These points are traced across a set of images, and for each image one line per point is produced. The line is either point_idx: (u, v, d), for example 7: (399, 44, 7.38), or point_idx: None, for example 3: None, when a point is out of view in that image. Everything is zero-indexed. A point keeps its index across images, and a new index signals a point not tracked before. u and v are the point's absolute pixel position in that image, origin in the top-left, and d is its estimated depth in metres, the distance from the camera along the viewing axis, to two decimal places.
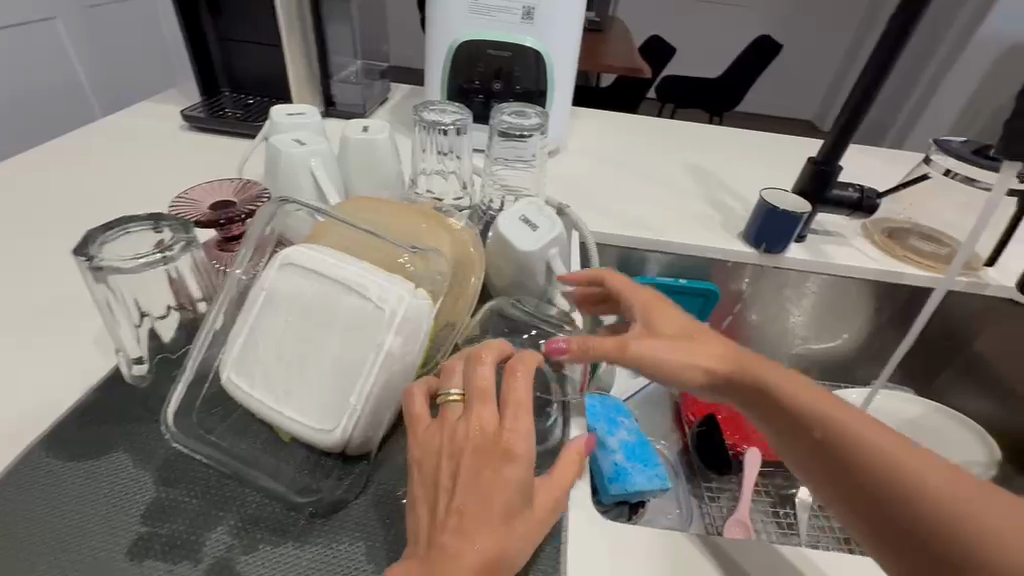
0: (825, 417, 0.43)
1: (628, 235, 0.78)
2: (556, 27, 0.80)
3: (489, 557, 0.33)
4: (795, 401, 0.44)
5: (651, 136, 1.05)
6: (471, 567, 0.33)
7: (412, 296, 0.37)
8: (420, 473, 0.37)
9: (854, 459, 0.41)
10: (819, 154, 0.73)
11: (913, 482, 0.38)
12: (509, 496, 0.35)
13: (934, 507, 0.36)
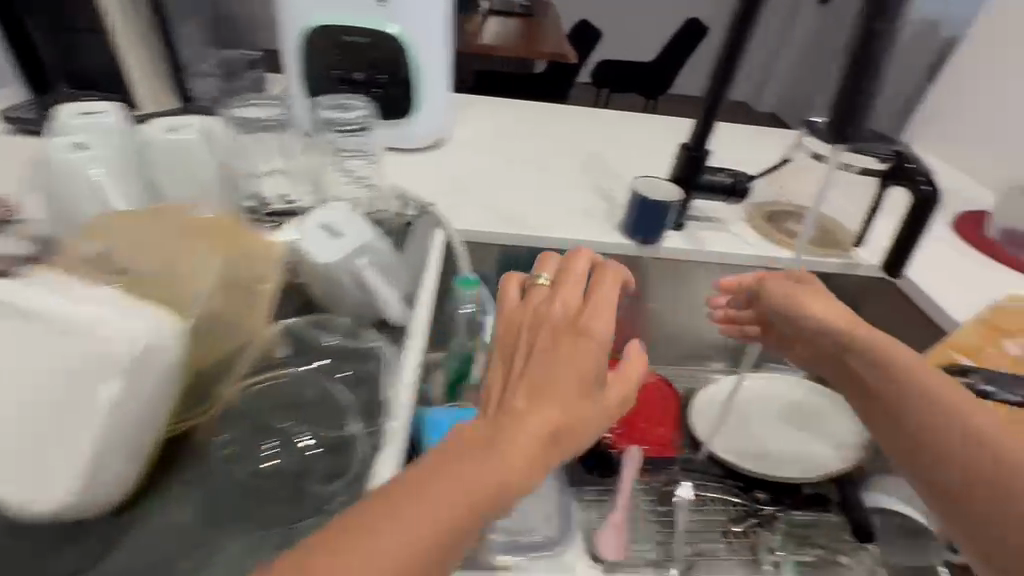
0: (887, 355, 0.53)
1: (502, 233, 0.73)
2: (415, 11, 0.74)
3: (563, 423, 0.33)
4: (858, 339, 0.56)
5: (544, 126, 1.01)
6: (528, 435, 0.32)
7: (123, 333, 0.31)
8: (498, 352, 0.37)
9: (911, 389, 0.51)
10: (689, 140, 0.70)
11: (933, 393, 0.49)
12: (591, 364, 0.35)
13: (963, 428, 0.47)
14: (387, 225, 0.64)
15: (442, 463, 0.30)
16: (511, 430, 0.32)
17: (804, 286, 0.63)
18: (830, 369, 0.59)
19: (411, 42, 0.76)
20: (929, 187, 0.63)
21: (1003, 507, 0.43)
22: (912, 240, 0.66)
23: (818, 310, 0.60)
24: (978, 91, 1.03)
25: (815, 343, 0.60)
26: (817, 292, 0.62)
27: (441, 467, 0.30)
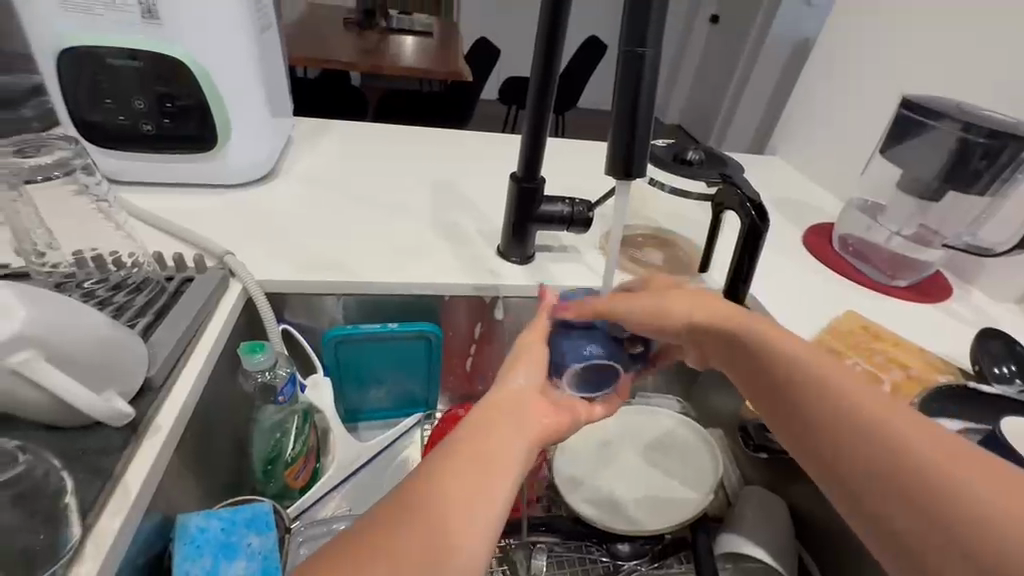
0: (786, 356, 0.45)
1: (317, 281, 0.64)
2: (195, 29, 0.62)
3: (519, 409, 0.41)
4: (779, 358, 0.46)
5: (397, 155, 0.95)
6: (519, 405, 0.42)
7: None
8: (490, 414, 0.40)
9: (821, 402, 0.43)
10: (518, 170, 0.65)
11: (839, 391, 0.42)
12: (524, 391, 0.43)
13: (894, 450, 0.38)
14: (152, 285, 0.52)
15: (481, 416, 0.39)
16: (519, 398, 0.42)
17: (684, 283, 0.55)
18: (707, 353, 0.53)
19: (199, 64, 0.64)
20: (756, 212, 0.62)
21: (889, 488, 0.37)
22: (748, 260, 0.64)
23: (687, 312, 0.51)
24: (818, 108, 1.07)
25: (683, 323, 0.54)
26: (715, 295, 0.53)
27: (483, 420, 0.39)
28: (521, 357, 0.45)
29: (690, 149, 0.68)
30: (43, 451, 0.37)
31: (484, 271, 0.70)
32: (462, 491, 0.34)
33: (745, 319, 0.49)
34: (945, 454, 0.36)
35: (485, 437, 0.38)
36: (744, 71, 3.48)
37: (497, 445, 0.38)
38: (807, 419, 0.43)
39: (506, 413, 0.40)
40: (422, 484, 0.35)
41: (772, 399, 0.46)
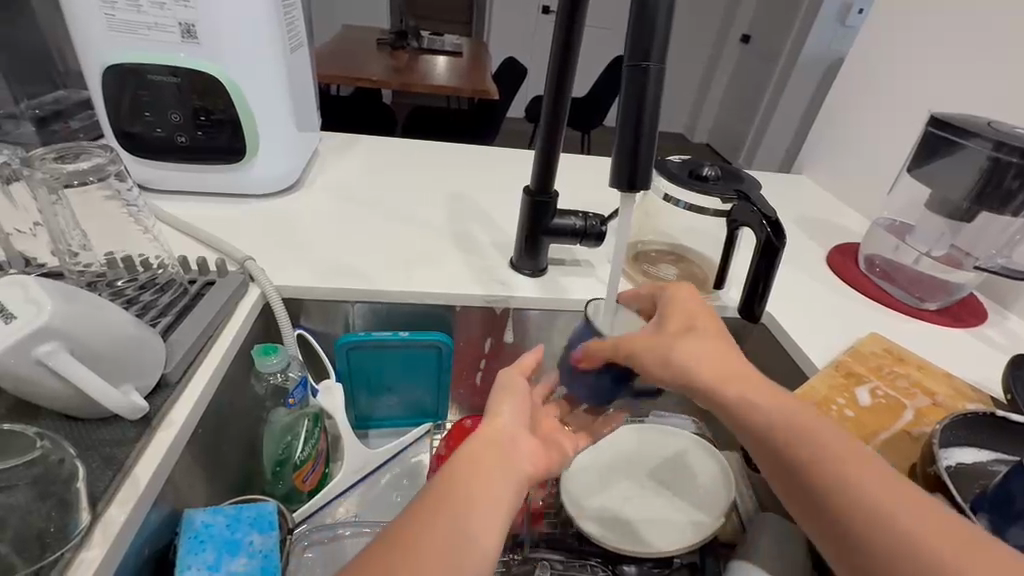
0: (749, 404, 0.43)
1: (330, 287, 0.66)
2: (229, 45, 0.66)
3: (503, 442, 0.41)
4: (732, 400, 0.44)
5: (419, 168, 0.97)
6: (500, 439, 0.41)
7: None
8: (467, 455, 0.39)
9: (824, 480, 0.39)
10: (531, 184, 0.66)
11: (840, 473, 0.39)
12: (506, 426, 0.42)
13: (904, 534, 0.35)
14: (175, 287, 0.55)
15: (469, 453, 0.39)
16: (502, 435, 0.41)
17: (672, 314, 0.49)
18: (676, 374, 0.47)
19: (233, 80, 0.68)
20: (772, 228, 0.61)
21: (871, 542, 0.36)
22: (763, 278, 0.63)
23: (692, 357, 0.46)
24: (843, 127, 1.05)
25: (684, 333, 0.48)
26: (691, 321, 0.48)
27: (470, 459, 0.39)
28: (506, 389, 0.45)
29: (706, 164, 0.67)
30: (60, 436, 0.37)
31: (496, 282, 0.70)
32: (444, 544, 0.34)
33: (729, 368, 0.45)
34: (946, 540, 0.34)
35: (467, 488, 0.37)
36: (774, 91, 3.44)
37: (473, 493, 0.37)
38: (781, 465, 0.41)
39: (484, 456, 0.39)
40: (406, 540, 0.34)
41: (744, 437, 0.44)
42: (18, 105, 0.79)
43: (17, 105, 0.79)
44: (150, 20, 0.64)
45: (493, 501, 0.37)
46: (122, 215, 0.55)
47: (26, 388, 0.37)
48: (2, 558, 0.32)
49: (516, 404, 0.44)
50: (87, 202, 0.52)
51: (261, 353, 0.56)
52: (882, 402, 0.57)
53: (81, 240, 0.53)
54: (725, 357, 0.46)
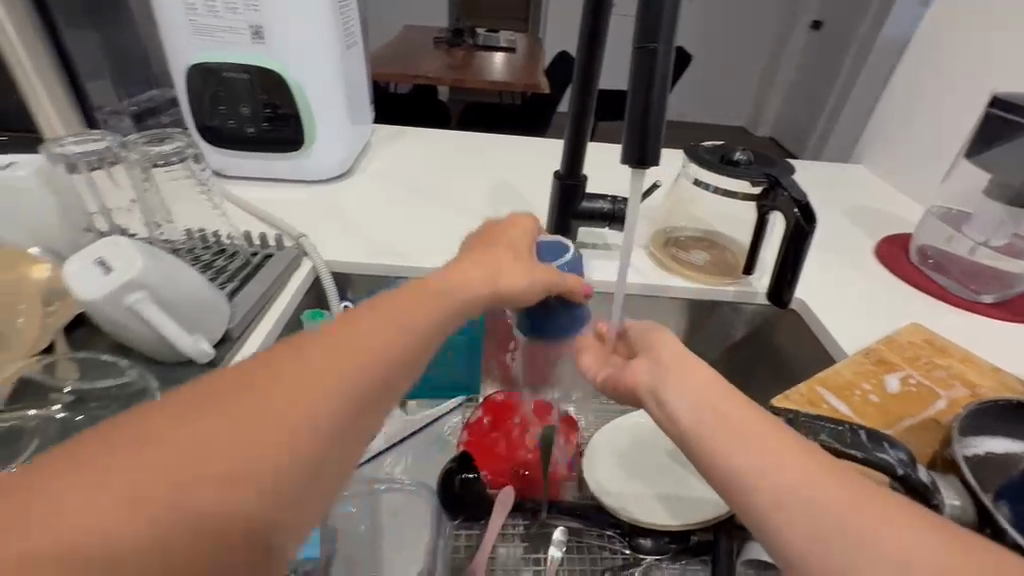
0: (739, 438, 0.35)
1: (374, 264, 0.72)
2: (290, 45, 0.73)
3: (426, 305, 0.40)
4: (718, 442, 0.35)
5: (461, 157, 1.02)
6: (424, 300, 0.40)
7: None
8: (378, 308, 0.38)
9: (818, 525, 0.30)
10: (561, 167, 0.68)
11: (800, 468, 0.32)
12: (440, 289, 0.42)
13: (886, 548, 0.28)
14: (241, 257, 0.62)
15: (382, 306, 0.38)
16: (423, 304, 0.40)
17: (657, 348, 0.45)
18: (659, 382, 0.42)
19: (293, 76, 0.76)
20: (802, 213, 0.61)
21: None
22: (791, 262, 0.62)
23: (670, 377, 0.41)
24: (901, 113, 1.00)
25: (662, 363, 0.43)
26: (671, 354, 0.44)
27: (374, 314, 0.37)
28: (466, 262, 0.46)
29: (737, 149, 0.67)
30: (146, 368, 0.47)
31: None
32: (309, 382, 0.31)
33: (722, 403, 0.38)
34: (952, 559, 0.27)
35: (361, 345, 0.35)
36: (844, 81, 3.25)
37: (379, 338, 0.36)
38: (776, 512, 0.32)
39: (375, 334, 0.36)
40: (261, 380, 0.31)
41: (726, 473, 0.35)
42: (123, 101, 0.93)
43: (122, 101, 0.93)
44: (223, 24, 0.72)
45: (375, 372, 0.34)
46: (197, 190, 0.64)
47: (122, 330, 0.44)
48: None
49: (459, 270, 0.45)
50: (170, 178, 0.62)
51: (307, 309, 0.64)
52: (913, 390, 0.55)
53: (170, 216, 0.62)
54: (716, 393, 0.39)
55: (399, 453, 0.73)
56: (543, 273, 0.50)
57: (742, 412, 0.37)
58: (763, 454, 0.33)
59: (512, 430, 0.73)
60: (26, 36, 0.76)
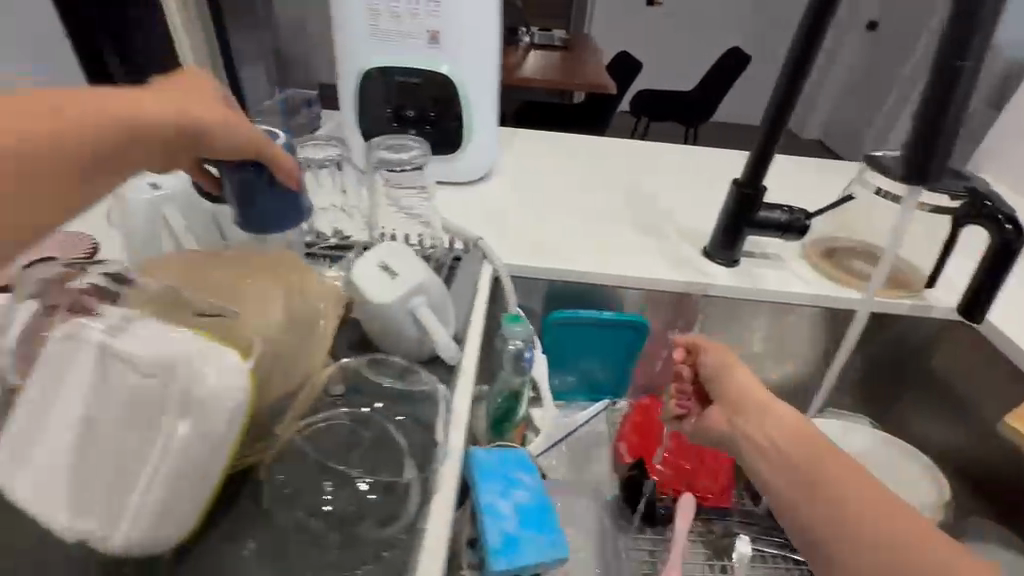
0: (806, 467, 0.41)
1: (545, 268, 0.73)
2: (465, 50, 0.75)
3: (188, 111, 0.36)
4: (786, 458, 0.43)
5: (587, 154, 1.02)
6: (201, 117, 0.37)
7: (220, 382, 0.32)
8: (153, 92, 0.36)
9: (852, 534, 0.36)
10: (741, 176, 0.69)
11: (827, 483, 0.39)
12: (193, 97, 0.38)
13: (871, 541, 0.35)
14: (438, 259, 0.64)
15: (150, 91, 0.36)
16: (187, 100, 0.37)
17: (744, 380, 0.52)
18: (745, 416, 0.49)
19: (462, 78, 0.77)
20: (1011, 226, 0.59)
21: None
22: (991, 277, 0.62)
23: (759, 416, 0.47)
24: None
25: (744, 399, 0.50)
26: (750, 392, 0.50)
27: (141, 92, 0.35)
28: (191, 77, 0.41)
29: None
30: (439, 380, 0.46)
31: (693, 270, 0.74)
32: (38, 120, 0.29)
33: (807, 440, 0.43)
34: (933, 549, 0.33)
35: (123, 122, 0.32)
36: (906, 82, 3.18)
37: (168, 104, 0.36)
38: (814, 526, 0.39)
39: (161, 109, 0.35)
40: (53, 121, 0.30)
41: (780, 487, 0.42)
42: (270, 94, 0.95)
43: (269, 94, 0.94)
44: (404, 30, 0.74)
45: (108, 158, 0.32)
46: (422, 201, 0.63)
47: (392, 333, 0.46)
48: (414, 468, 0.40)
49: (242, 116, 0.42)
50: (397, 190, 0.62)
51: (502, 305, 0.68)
52: None
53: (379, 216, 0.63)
54: (804, 432, 0.44)
55: (561, 455, 0.75)
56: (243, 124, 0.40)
57: (815, 443, 0.43)
58: (801, 471, 0.41)
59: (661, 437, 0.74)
60: None
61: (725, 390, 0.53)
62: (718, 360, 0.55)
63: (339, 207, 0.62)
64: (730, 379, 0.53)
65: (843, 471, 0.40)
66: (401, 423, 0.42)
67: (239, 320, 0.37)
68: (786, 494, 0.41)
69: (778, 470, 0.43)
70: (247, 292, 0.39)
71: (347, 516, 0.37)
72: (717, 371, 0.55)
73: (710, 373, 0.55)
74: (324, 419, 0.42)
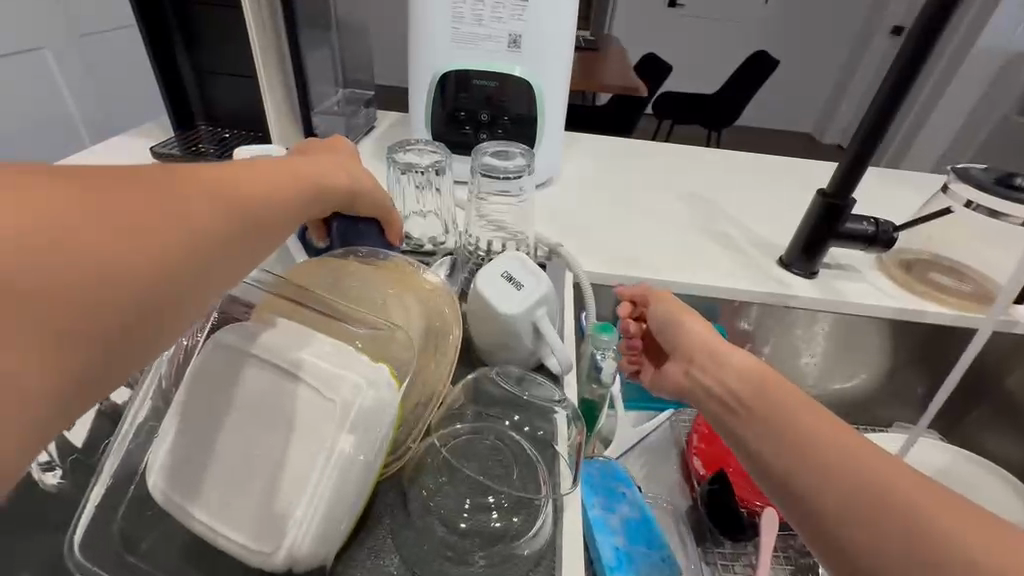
0: (783, 414, 0.36)
1: (625, 276, 0.72)
2: (544, 53, 0.74)
3: (323, 179, 0.39)
4: (753, 410, 0.38)
5: (649, 159, 1.00)
6: (332, 184, 0.40)
7: (366, 387, 0.32)
8: (301, 163, 0.38)
9: (829, 474, 0.31)
10: (830, 187, 0.67)
11: (788, 420, 0.35)
12: (329, 167, 0.41)
13: (837, 476, 0.31)
14: None
15: (295, 160, 0.38)
16: (321, 167, 0.40)
17: (704, 330, 0.48)
18: (709, 366, 0.44)
19: (540, 82, 0.76)
20: None
21: (895, 554, 0.27)
22: None
23: (724, 366, 0.43)
24: None
25: (705, 353, 0.46)
26: (708, 340, 0.47)
27: (287, 162, 0.37)
28: (327, 148, 0.45)
29: (1020, 175, 0.65)
30: (566, 397, 0.45)
31: (771, 280, 0.73)
32: (205, 186, 0.29)
33: (775, 386, 0.38)
34: (903, 479, 0.29)
35: (286, 182, 0.35)
36: None
37: (308, 173, 0.38)
38: (786, 478, 0.33)
39: (304, 180, 0.37)
40: (212, 181, 0.30)
41: (752, 437, 0.36)
42: (335, 89, 0.93)
43: (334, 88, 0.92)
44: (485, 32, 0.73)
45: (267, 224, 0.32)
46: (513, 207, 0.61)
47: (509, 344, 0.45)
48: (547, 477, 0.39)
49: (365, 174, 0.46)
50: (488, 196, 0.60)
51: (586, 312, 0.67)
52: None
53: (469, 224, 0.62)
54: (769, 376, 0.39)
55: (632, 465, 0.74)
56: (363, 183, 0.44)
57: (785, 386, 0.38)
58: (767, 418, 0.36)
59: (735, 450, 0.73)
60: (271, 36, 0.76)
61: (686, 342, 0.48)
62: (671, 309, 0.52)
63: (432, 214, 0.62)
64: (687, 329, 0.49)
65: (818, 415, 0.35)
66: (529, 439, 0.42)
67: (389, 335, 0.37)
68: (744, 437, 0.37)
69: (747, 425, 0.37)
70: (383, 302, 0.41)
71: (491, 534, 0.36)
72: (668, 320, 0.51)
73: (657, 318, 0.53)
74: (456, 435, 0.41)
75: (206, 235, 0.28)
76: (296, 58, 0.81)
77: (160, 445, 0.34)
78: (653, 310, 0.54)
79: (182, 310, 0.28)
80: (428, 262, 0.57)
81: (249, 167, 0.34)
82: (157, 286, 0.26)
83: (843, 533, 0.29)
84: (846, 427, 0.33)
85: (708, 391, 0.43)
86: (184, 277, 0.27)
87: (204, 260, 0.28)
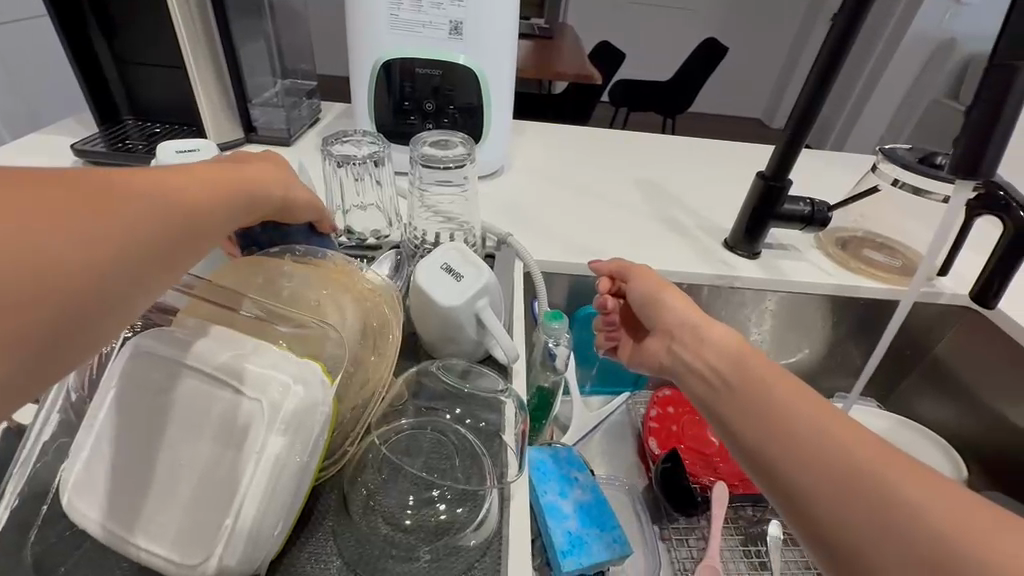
0: (762, 393, 0.36)
1: (576, 264, 0.72)
2: (486, 41, 0.73)
3: (264, 182, 0.38)
4: (732, 387, 0.38)
5: (599, 147, 1.01)
6: (271, 187, 0.39)
7: (298, 389, 0.30)
8: (240, 166, 0.37)
9: (808, 454, 0.32)
10: (768, 169, 0.69)
11: (766, 400, 0.36)
12: (269, 171, 0.40)
13: (816, 452, 0.31)
14: None
15: (231, 164, 0.37)
16: (260, 170, 0.39)
17: (682, 305, 0.49)
18: (687, 342, 0.45)
19: (484, 70, 0.75)
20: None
21: (867, 528, 0.28)
22: (998, 275, 0.64)
23: (699, 344, 0.44)
24: None
25: (683, 329, 0.46)
26: (686, 315, 0.47)
27: (224, 165, 0.36)
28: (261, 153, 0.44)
29: (940, 154, 0.69)
30: (511, 386, 0.45)
31: (717, 262, 0.75)
32: (141, 186, 0.28)
33: (754, 364, 0.39)
34: (877, 456, 0.30)
35: (225, 183, 0.34)
36: None
37: (249, 176, 0.37)
38: (765, 455, 0.34)
39: (247, 183, 0.36)
40: (146, 181, 0.28)
41: (732, 417, 0.37)
42: (273, 78, 0.88)
43: (272, 78, 0.87)
44: (425, 19, 0.72)
45: (208, 224, 0.31)
46: (457, 198, 0.60)
47: (452, 337, 0.45)
48: (499, 470, 0.39)
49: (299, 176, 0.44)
50: (431, 187, 0.59)
51: (537, 301, 0.68)
52: None
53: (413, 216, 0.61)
54: (748, 354, 0.40)
55: (590, 449, 0.75)
56: (303, 189, 0.43)
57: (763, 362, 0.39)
58: (747, 397, 0.37)
59: (687, 428, 0.75)
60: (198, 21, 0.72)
61: (663, 318, 0.49)
62: (647, 285, 0.52)
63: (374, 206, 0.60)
64: (663, 305, 0.50)
65: (796, 393, 0.35)
66: (474, 433, 0.41)
67: (319, 332, 0.36)
68: (723, 415, 0.38)
69: (727, 404, 0.38)
70: (316, 302, 0.40)
71: (438, 529, 0.36)
72: (648, 292, 0.52)
73: (637, 292, 0.53)
74: (402, 429, 0.41)
75: (143, 235, 0.27)
76: (227, 47, 0.77)
77: (75, 461, 0.32)
78: (631, 285, 0.54)
79: (120, 312, 0.26)
80: (371, 256, 0.55)
81: (188, 167, 0.32)
82: (94, 287, 0.24)
83: (823, 508, 0.30)
84: (824, 405, 0.34)
85: (687, 367, 0.43)
86: (119, 277, 0.26)
87: (141, 260, 0.27)
